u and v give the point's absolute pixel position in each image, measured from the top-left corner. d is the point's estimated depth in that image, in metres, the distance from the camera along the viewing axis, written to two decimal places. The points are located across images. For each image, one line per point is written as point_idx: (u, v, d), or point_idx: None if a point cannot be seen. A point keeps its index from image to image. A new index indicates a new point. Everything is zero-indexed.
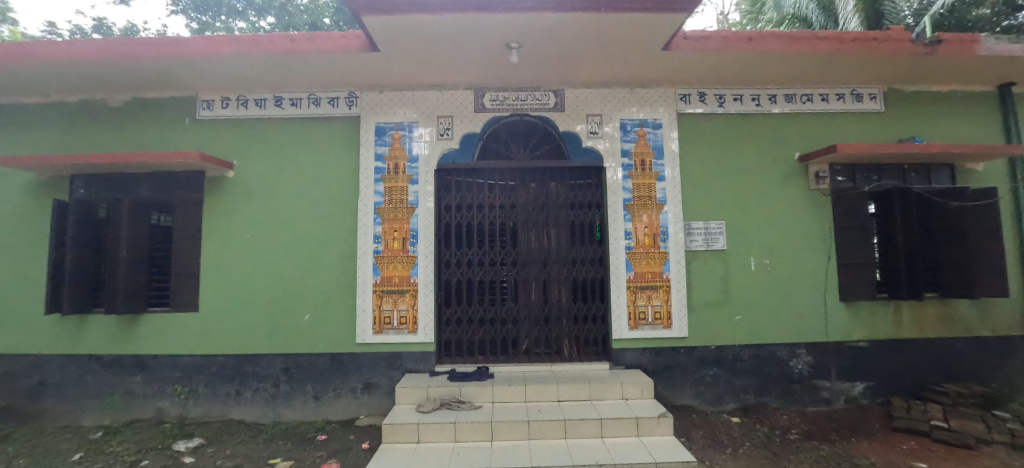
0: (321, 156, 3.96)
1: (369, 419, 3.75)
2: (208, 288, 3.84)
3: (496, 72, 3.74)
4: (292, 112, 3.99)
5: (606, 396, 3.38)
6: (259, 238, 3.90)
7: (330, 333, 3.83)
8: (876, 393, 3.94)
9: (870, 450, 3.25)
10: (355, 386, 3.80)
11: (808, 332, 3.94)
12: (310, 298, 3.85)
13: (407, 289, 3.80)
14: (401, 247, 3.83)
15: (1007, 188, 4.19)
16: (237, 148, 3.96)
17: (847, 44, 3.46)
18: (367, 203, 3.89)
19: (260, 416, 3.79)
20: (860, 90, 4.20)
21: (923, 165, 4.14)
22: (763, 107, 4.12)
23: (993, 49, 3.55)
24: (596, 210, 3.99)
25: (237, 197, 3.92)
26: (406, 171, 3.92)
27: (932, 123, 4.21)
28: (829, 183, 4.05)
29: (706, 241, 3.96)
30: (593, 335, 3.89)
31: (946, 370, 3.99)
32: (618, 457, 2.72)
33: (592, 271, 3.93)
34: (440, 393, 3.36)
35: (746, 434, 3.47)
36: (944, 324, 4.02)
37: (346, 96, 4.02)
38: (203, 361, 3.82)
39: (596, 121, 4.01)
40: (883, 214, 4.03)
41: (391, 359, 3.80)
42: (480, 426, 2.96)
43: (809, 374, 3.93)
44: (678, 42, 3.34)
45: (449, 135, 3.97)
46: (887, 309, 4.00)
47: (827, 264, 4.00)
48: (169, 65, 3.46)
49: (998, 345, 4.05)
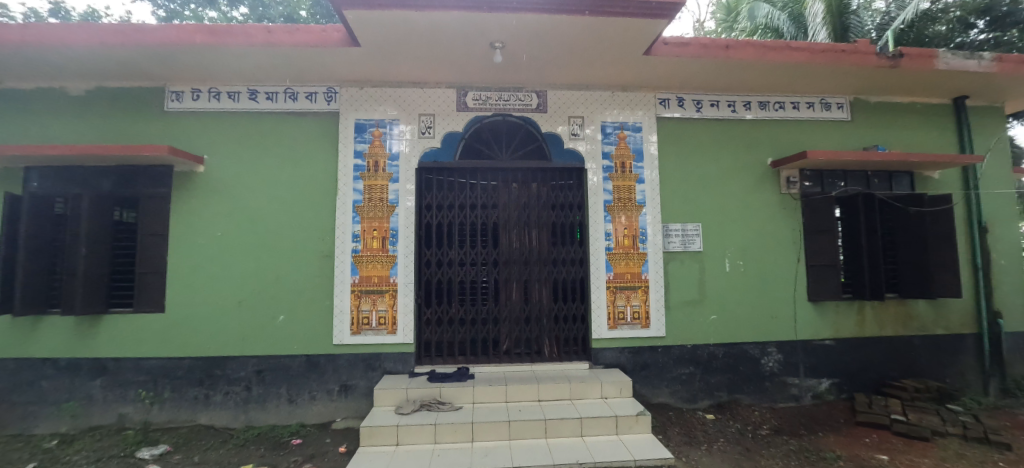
0: (298, 152, 3.86)
1: (346, 421, 3.68)
2: (176, 287, 3.68)
3: (479, 71, 3.73)
4: (268, 106, 3.87)
5: (586, 396, 3.42)
6: (232, 236, 3.76)
7: (306, 334, 3.73)
8: (841, 389, 4.13)
9: (836, 444, 3.36)
10: (331, 388, 3.72)
11: (779, 331, 4.09)
12: (285, 299, 3.74)
13: (387, 289, 3.74)
14: (381, 247, 3.77)
15: (960, 195, 4.46)
16: (209, 142, 3.81)
17: (818, 55, 3.61)
18: (346, 201, 3.81)
19: (231, 421, 3.66)
20: (829, 99, 4.38)
21: (886, 172, 4.37)
22: (739, 113, 4.24)
23: (951, 64, 3.77)
24: (577, 210, 4.01)
25: (208, 193, 3.77)
26: (386, 169, 3.86)
27: (894, 132, 4.44)
28: (799, 187, 4.21)
29: (683, 242, 4.05)
30: (573, 335, 3.92)
31: (903, 366, 4.21)
32: (598, 456, 2.75)
33: (573, 271, 3.95)
34: (420, 394, 3.32)
35: (720, 430, 3.56)
36: (903, 323, 4.24)
37: (325, 91, 3.92)
38: (170, 364, 3.65)
39: (577, 123, 4.05)
40: (848, 218, 4.21)
41: (370, 360, 3.73)
42: (461, 426, 2.94)
43: (779, 372, 4.08)
44: (659, 47, 3.42)
45: (431, 134, 3.93)
46: (851, 309, 4.19)
47: (797, 266, 4.16)
48: (136, 53, 3.29)
49: (951, 342, 4.30)
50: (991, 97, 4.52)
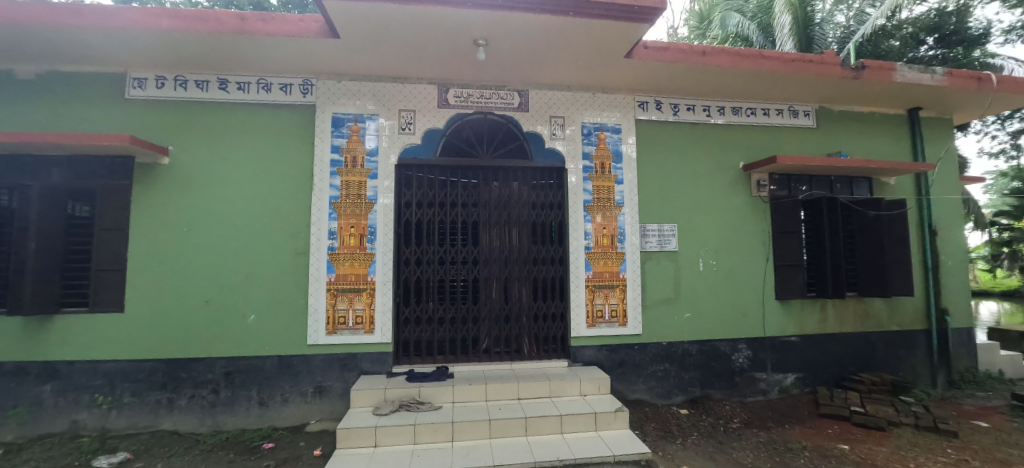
0: (271, 146, 3.72)
1: (321, 424, 3.59)
2: (136, 286, 3.48)
3: (461, 68, 3.70)
4: (239, 97, 3.71)
5: (565, 393, 3.45)
6: (199, 232, 3.59)
7: (278, 334, 3.61)
8: (804, 383, 4.34)
9: (802, 435, 3.53)
10: (305, 390, 3.61)
11: (748, 328, 4.25)
12: (257, 297, 3.60)
13: (364, 287, 3.66)
14: (358, 244, 3.68)
15: (913, 199, 4.77)
16: (174, 133, 3.62)
17: (787, 64, 3.78)
18: (322, 197, 3.70)
19: (196, 426, 3.50)
20: (796, 106, 4.58)
21: (847, 177, 4.61)
22: (713, 118, 4.38)
23: (907, 77, 4.03)
24: (557, 210, 4.04)
25: (173, 187, 3.58)
26: (364, 165, 3.77)
27: (855, 139, 4.69)
28: (768, 190, 4.39)
29: (660, 241, 4.15)
30: (552, 334, 3.94)
31: (861, 360, 4.47)
32: (578, 452, 2.79)
33: (552, 270, 3.98)
34: (398, 394, 3.27)
35: (694, 425, 3.67)
36: (861, 320, 4.49)
37: (301, 83, 3.79)
38: (130, 367, 3.45)
39: (558, 123, 4.08)
40: (813, 220, 4.43)
41: (346, 360, 3.65)
42: (441, 426, 2.91)
43: (748, 367, 4.24)
44: (639, 50, 3.48)
45: (411, 130, 3.87)
46: (815, 307, 4.40)
47: (765, 266, 4.34)
48: (94, 35, 3.08)
49: (904, 338, 4.59)
50: (941, 109, 4.85)
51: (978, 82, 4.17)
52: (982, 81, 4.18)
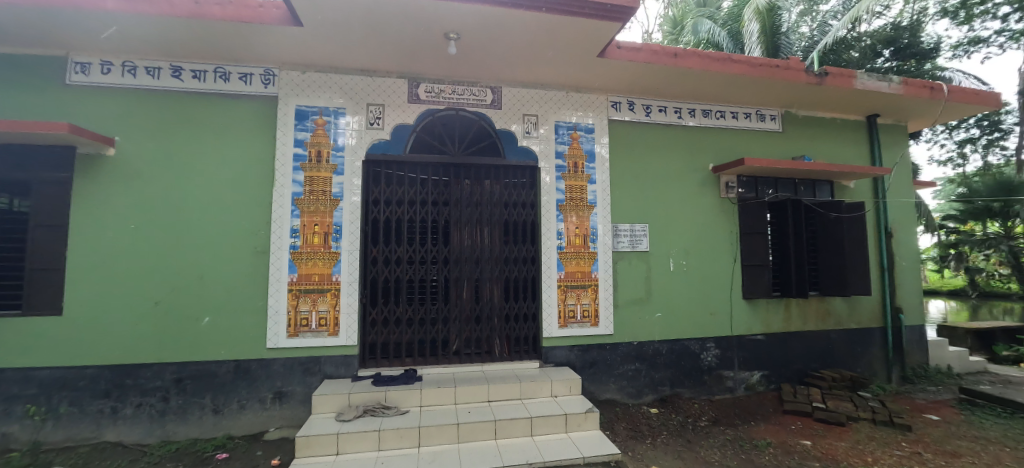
0: (229, 139, 3.52)
1: (280, 431, 3.42)
2: (76, 287, 3.21)
3: (433, 62, 3.61)
4: (194, 86, 3.49)
5: (537, 395, 3.40)
6: (149, 229, 3.36)
7: (235, 337, 3.42)
8: (769, 380, 4.45)
9: (767, 432, 3.59)
10: (264, 396, 3.43)
11: (716, 327, 4.32)
12: (212, 299, 3.40)
13: (328, 288, 3.52)
14: (322, 243, 3.53)
15: (872, 202, 4.96)
16: (121, 123, 3.37)
17: (755, 69, 3.86)
18: (284, 193, 3.54)
19: (144, 436, 3.28)
20: (763, 110, 4.70)
21: (810, 180, 4.76)
22: (684, 120, 4.43)
23: (865, 84, 4.21)
24: (530, 209, 3.99)
25: (119, 180, 3.34)
26: (330, 160, 3.62)
27: (818, 144, 4.85)
28: (736, 192, 4.48)
29: (632, 242, 4.17)
30: (524, 334, 3.88)
31: (822, 358, 4.62)
32: (547, 455, 2.75)
33: (524, 270, 3.92)
34: (363, 399, 3.14)
35: (663, 424, 3.69)
36: (823, 319, 4.64)
37: (262, 73, 3.61)
38: (68, 374, 3.19)
39: (531, 122, 4.03)
40: (778, 221, 4.55)
41: (308, 364, 3.49)
42: (407, 431, 2.81)
43: (716, 366, 4.31)
44: (612, 50, 3.49)
45: (380, 125, 3.74)
46: (780, 306, 4.52)
47: (733, 266, 4.43)
48: (28, 14, 2.82)
49: (862, 335, 4.77)
50: (897, 117, 5.08)
51: (931, 90, 4.40)
52: (934, 90, 4.41)
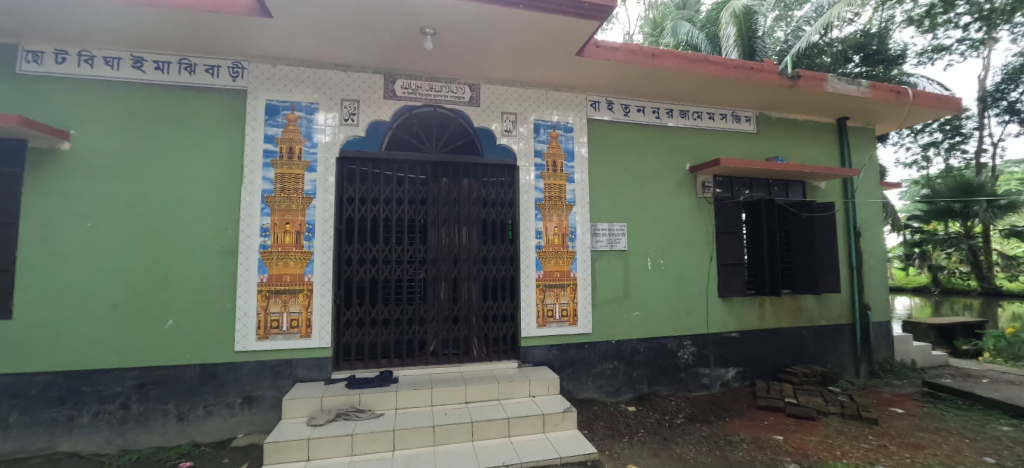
0: (195, 134, 3.38)
1: (249, 438, 3.30)
2: (26, 289, 3.03)
3: (410, 57, 3.54)
4: (157, 78, 3.33)
5: (514, 395, 3.37)
6: (107, 227, 3.19)
7: (201, 341, 3.28)
8: (744, 377, 4.53)
9: (741, 428, 3.65)
10: (232, 401, 3.31)
11: (692, 325, 4.38)
12: (176, 301, 3.26)
13: (300, 288, 3.42)
14: (293, 242, 3.43)
15: (841, 203, 5.10)
16: (78, 116, 3.19)
17: (730, 71, 3.92)
18: (253, 191, 3.42)
19: (102, 445, 3.12)
20: (738, 112, 4.78)
21: (783, 181, 4.87)
22: (662, 120, 4.47)
23: (835, 87, 4.33)
24: (508, 208, 3.96)
25: (75, 176, 3.16)
26: (302, 157, 3.52)
27: (791, 145, 4.96)
28: (712, 192, 4.55)
29: (610, 241, 4.18)
30: (502, 334, 3.85)
31: (794, 354, 4.73)
32: (524, 456, 2.73)
33: (503, 269, 3.89)
34: (335, 403, 3.06)
35: (641, 422, 3.71)
36: (795, 316, 4.75)
37: (230, 65, 3.47)
38: (18, 382, 3.00)
39: (510, 120, 4.00)
40: (752, 221, 4.63)
41: (279, 367, 3.38)
42: (381, 435, 2.74)
43: (693, 363, 4.37)
44: (591, 49, 3.48)
45: (355, 121, 3.65)
46: (754, 304, 4.61)
47: (709, 265, 4.49)
48: None
49: (832, 332, 4.91)
50: (866, 120, 5.25)
51: (897, 94, 4.55)
52: (900, 94, 4.56)
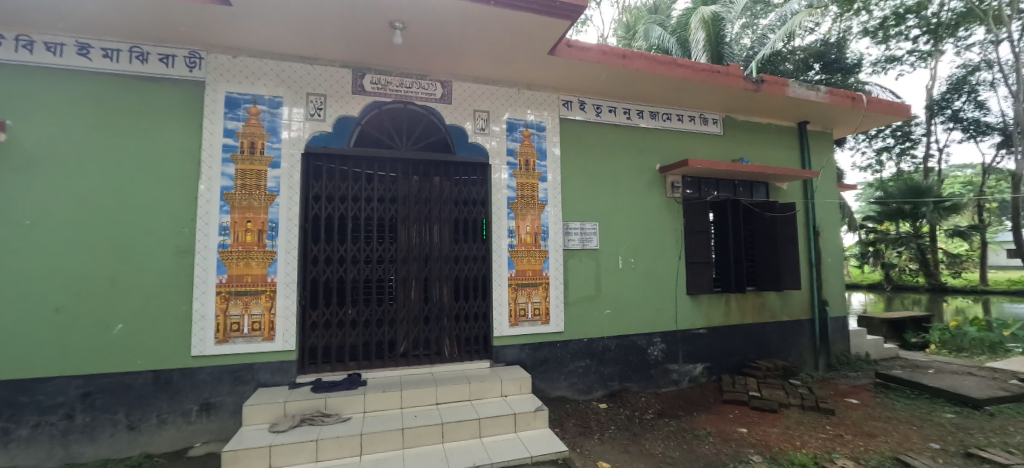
0: (148, 127, 3.19)
1: (207, 446, 3.15)
2: None
3: (380, 52, 3.46)
4: (105, 67, 3.12)
5: (485, 395, 3.34)
6: (48, 225, 2.96)
7: (154, 345, 3.10)
8: (711, 372, 4.66)
9: (708, 422, 3.75)
10: (188, 408, 3.15)
11: (662, 322, 4.47)
12: (127, 304, 3.07)
13: (262, 289, 3.29)
14: (255, 241, 3.29)
15: (802, 203, 5.32)
16: (14, 104, 2.95)
17: (698, 73, 4.02)
18: (212, 187, 3.26)
19: (43, 459, 2.90)
20: (706, 114, 4.91)
21: (748, 182, 5.04)
22: (633, 121, 4.54)
23: (796, 92, 4.50)
24: (481, 206, 3.93)
25: (11, 169, 2.91)
26: (264, 152, 3.38)
27: (755, 147, 5.14)
28: (680, 192, 4.66)
29: (582, 240, 4.21)
30: (474, 334, 3.82)
31: (757, 349, 4.90)
32: (495, 456, 2.71)
33: (475, 268, 3.85)
34: (300, 408, 2.95)
35: (612, 418, 3.75)
36: (759, 312, 4.92)
37: (186, 55, 3.30)
38: None
39: (483, 118, 3.97)
40: (719, 220, 4.77)
41: (239, 372, 3.23)
42: (347, 440, 2.66)
43: (662, 360, 4.45)
44: (562, 48, 3.49)
45: (321, 116, 3.54)
46: (720, 301, 4.75)
47: (678, 263, 4.60)
48: None
49: (793, 327, 5.11)
50: (824, 124, 5.49)
51: (852, 101, 4.78)
52: (855, 100, 4.78)
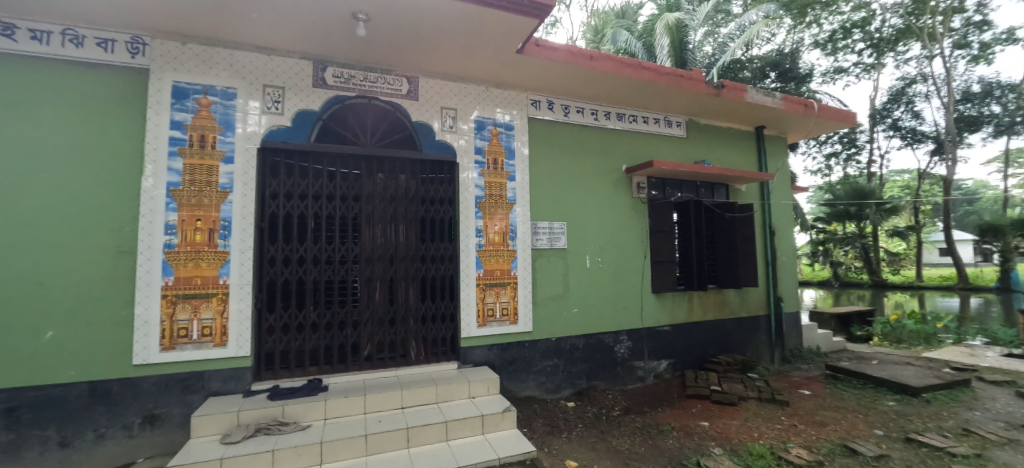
0: (83, 117, 2.94)
1: (151, 461, 2.93)
2: None
3: (343, 45, 3.34)
4: (33, 50, 2.84)
5: (452, 397, 3.28)
6: None
7: (91, 354, 2.86)
8: (674, 368, 4.79)
9: (672, 416, 3.84)
10: (130, 421, 2.92)
11: (629, 320, 4.55)
12: (58, 310, 2.81)
13: (214, 292, 3.10)
14: (205, 240, 3.09)
15: (759, 204, 5.55)
16: None
17: (663, 77, 4.12)
18: (156, 183, 3.04)
19: None
20: (670, 117, 5.04)
21: (709, 183, 5.21)
22: (600, 122, 4.60)
23: (753, 98, 4.70)
24: (448, 205, 3.86)
25: None
26: (215, 147, 3.18)
27: (715, 150, 5.32)
28: (646, 193, 4.76)
29: (550, 240, 4.22)
30: (442, 335, 3.75)
31: (718, 345, 5.08)
32: (463, 459, 2.66)
33: (442, 268, 3.78)
34: (255, 417, 2.79)
35: (580, 416, 3.78)
36: (719, 309, 5.10)
37: (128, 40, 3.06)
38: None
39: (451, 115, 3.91)
40: (682, 220, 4.91)
41: (188, 381, 3.03)
42: (306, 449, 2.54)
43: (629, 357, 4.53)
44: (531, 47, 3.48)
45: (279, 109, 3.37)
46: (683, 298, 4.89)
47: (643, 262, 4.69)
48: None
49: (751, 323, 5.33)
50: (779, 129, 5.76)
51: (805, 107, 5.03)
52: (807, 107, 5.05)
